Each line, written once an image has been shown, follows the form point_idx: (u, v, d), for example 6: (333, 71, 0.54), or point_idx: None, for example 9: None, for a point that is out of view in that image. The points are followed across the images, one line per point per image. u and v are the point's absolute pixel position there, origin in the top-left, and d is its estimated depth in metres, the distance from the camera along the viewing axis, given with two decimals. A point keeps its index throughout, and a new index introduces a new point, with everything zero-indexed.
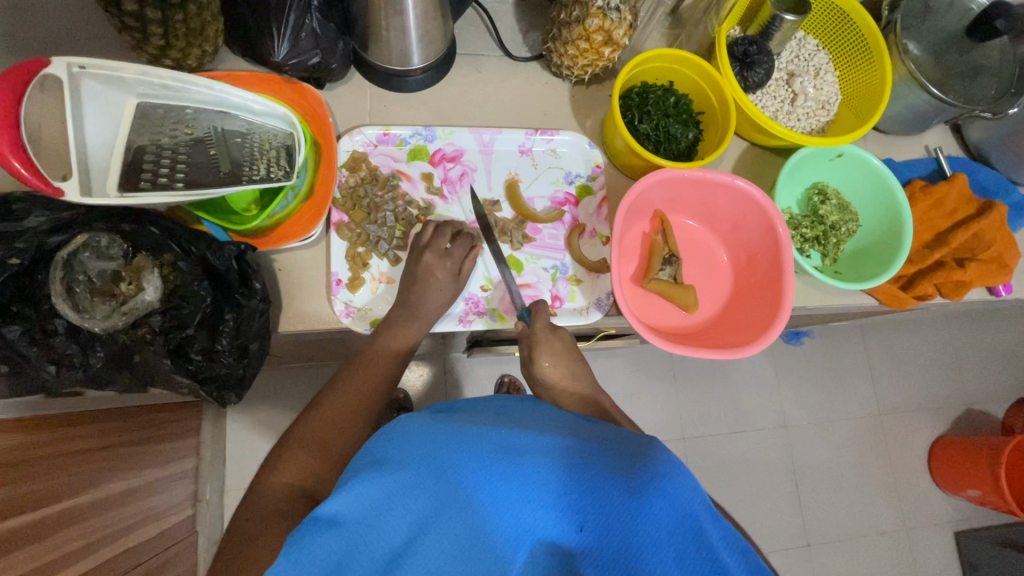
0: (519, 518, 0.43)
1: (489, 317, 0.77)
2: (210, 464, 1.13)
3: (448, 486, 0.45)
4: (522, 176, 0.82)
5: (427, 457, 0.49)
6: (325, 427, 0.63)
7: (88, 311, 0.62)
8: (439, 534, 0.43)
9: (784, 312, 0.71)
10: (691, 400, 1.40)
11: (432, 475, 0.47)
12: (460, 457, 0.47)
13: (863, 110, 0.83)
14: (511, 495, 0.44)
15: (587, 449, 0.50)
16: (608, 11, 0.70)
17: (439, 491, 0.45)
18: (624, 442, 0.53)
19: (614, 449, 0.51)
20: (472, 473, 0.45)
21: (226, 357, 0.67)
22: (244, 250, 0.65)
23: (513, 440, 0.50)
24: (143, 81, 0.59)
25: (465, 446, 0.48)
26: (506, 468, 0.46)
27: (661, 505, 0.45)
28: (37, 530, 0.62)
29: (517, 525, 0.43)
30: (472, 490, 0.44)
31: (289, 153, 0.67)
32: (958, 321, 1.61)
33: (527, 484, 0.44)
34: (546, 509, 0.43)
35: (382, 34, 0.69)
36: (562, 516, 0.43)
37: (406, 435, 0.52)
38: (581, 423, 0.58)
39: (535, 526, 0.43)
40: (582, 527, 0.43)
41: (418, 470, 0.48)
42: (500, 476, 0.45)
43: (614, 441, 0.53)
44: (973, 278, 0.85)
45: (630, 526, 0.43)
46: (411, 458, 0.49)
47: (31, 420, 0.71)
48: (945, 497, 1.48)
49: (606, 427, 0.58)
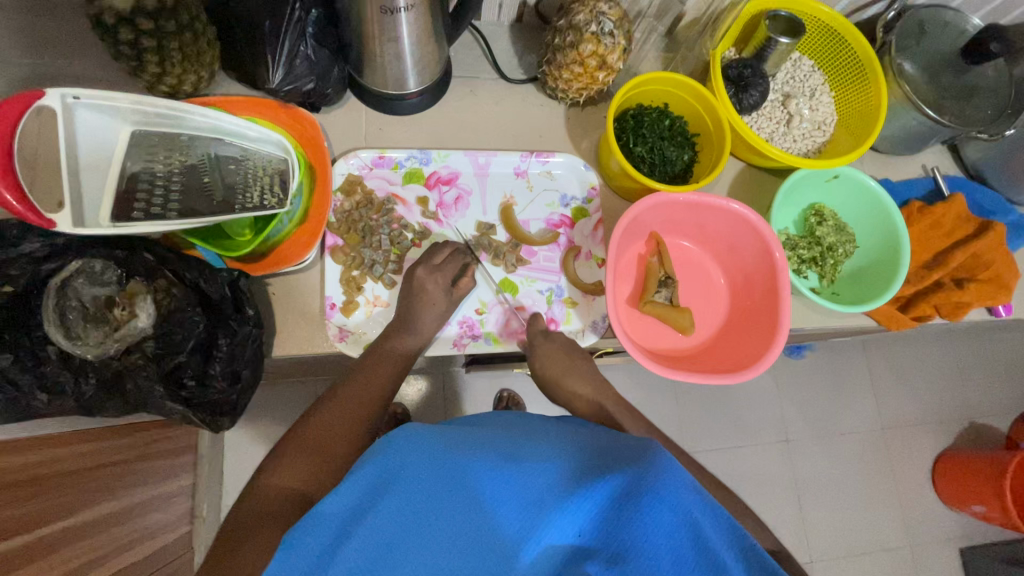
0: (525, 519, 0.44)
1: (484, 340, 0.77)
2: (207, 480, 1.12)
3: (453, 492, 0.45)
4: (518, 199, 0.82)
5: (436, 462, 0.48)
6: (327, 427, 0.60)
7: (81, 337, 0.62)
8: (442, 530, 0.43)
9: (781, 336, 0.70)
10: (692, 413, 1.40)
11: (435, 474, 0.47)
12: (464, 465, 0.47)
13: (859, 131, 0.83)
14: (514, 498, 0.45)
15: (589, 459, 0.50)
16: (601, 36, 0.71)
17: (439, 495, 0.45)
18: (624, 445, 0.54)
19: (617, 457, 0.51)
20: (479, 479, 0.46)
21: (218, 381, 0.66)
22: (237, 276, 0.67)
23: (519, 453, 0.50)
24: (137, 110, 0.58)
25: (466, 456, 0.48)
26: (511, 475, 0.47)
27: (664, 513, 0.45)
28: (32, 552, 0.61)
29: (523, 526, 0.44)
30: (476, 490, 0.45)
31: (283, 179, 0.67)
32: (960, 335, 1.60)
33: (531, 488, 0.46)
34: (547, 513, 0.44)
35: (377, 59, 0.69)
36: (567, 520, 0.44)
37: (405, 436, 0.51)
38: (582, 433, 0.58)
39: (543, 528, 0.44)
40: (582, 532, 0.45)
41: (416, 477, 0.47)
42: (505, 482, 0.46)
43: (616, 447, 0.53)
44: (972, 298, 0.85)
45: (628, 529, 0.44)
46: (410, 459, 0.48)
47: (53, 436, 0.73)
48: (950, 513, 1.46)
49: (614, 436, 0.57)
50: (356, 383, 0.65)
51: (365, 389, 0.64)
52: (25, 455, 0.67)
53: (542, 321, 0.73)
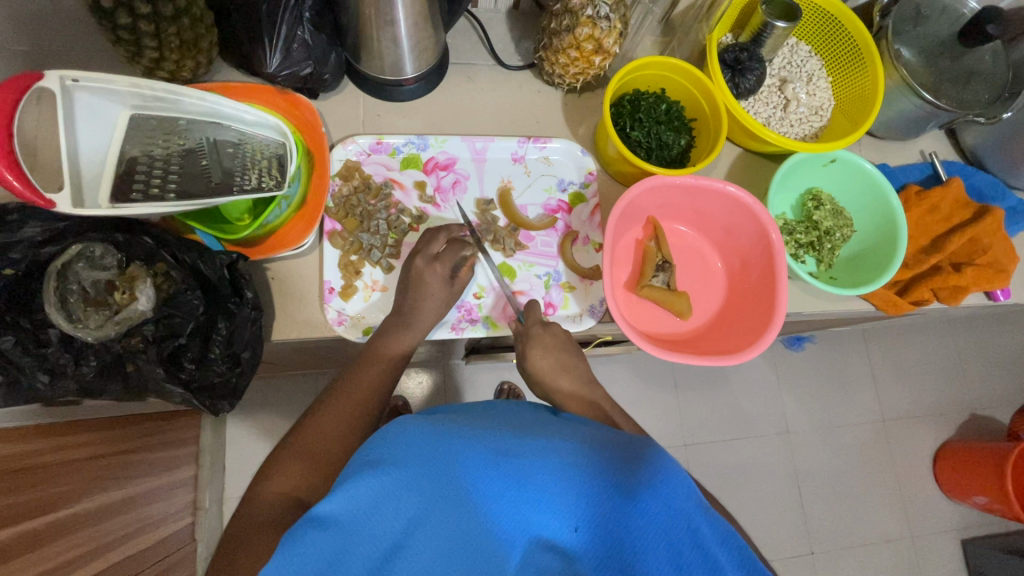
0: (518, 518, 0.44)
1: (482, 324, 0.78)
2: (209, 472, 1.12)
3: (449, 489, 0.45)
4: (515, 183, 0.83)
5: (432, 455, 0.48)
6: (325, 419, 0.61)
7: (81, 320, 0.63)
8: (438, 526, 0.44)
9: (778, 318, 0.71)
10: (692, 405, 1.40)
11: (427, 467, 0.47)
12: (460, 455, 0.47)
13: (856, 116, 0.83)
14: (507, 492, 0.45)
15: (584, 450, 0.51)
16: (597, 20, 0.71)
17: (436, 491, 0.45)
18: (618, 443, 0.54)
19: (613, 454, 0.51)
20: (473, 473, 0.46)
21: (219, 365, 0.67)
22: (236, 259, 0.65)
23: (514, 443, 0.50)
24: (136, 93, 0.59)
25: (463, 447, 0.48)
26: (506, 468, 0.46)
27: (659, 508, 0.46)
28: (36, 539, 0.62)
29: (519, 525, 0.44)
30: (471, 487, 0.45)
31: (281, 163, 0.67)
32: (960, 326, 1.59)
33: (524, 482, 0.45)
34: (542, 510, 0.44)
35: (375, 44, 0.70)
36: (561, 516, 0.45)
37: (401, 430, 0.51)
38: (577, 425, 0.59)
39: (536, 524, 0.44)
40: (577, 527, 0.45)
41: (413, 473, 0.47)
42: (501, 477, 0.46)
43: (610, 443, 0.54)
44: (970, 282, 0.85)
45: (624, 526, 0.45)
46: (407, 456, 0.48)
47: (58, 425, 0.75)
48: (951, 505, 1.46)
49: (607, 431, 0.57)
50: (355, 382, 0.66)
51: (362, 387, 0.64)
52: (25, 443, 0.68)
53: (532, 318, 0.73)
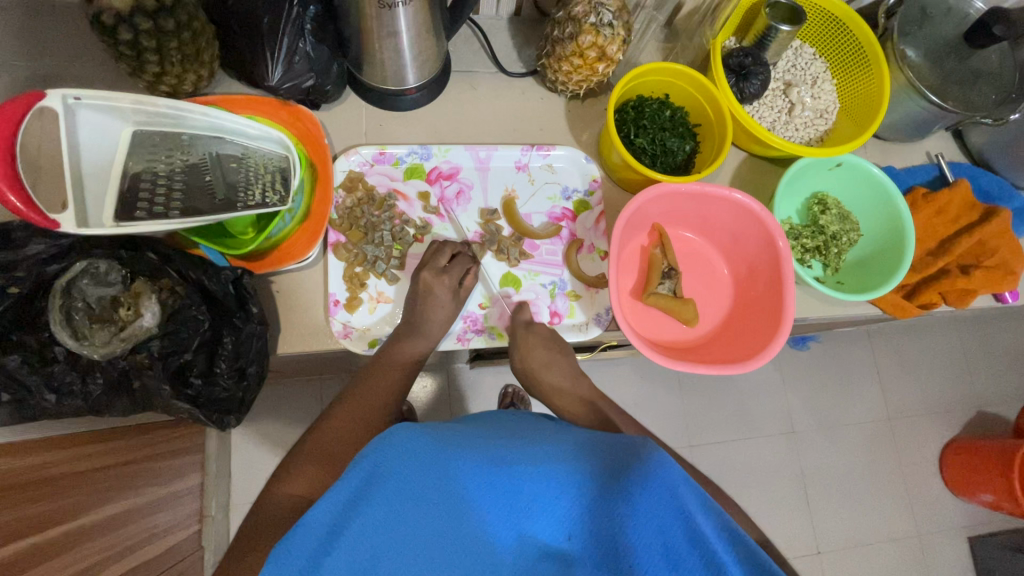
0: (513, 522, 0.44)
1: (488, 335, 0.77)
2: (215, 479, 1.12)
3: (449, 502, 0.45)
4: (519, 192, 0.82)
5: (432, 465, 0.47)
6: (331, 433, 0.61)
7: (87, 337, 0.63)
8: (435, 539, 0.43)
9: (785, 326, 0.70)
10: (697, 406, 1.39)
11: (428, 481, 0.46)
12: (462, 467, 0.46)
13: (862, 119, 0.83)
14: (507, 502, 0.45)
15: (583, 458, 0.50)
16: (600, 27, 0.70)
17: (435, 502, 0.45)
18: (617, 445, 0.52)
19: (611, 459, 0.49)
20: (471, 483, 0.45)
21: (225, 379, 0.66)
22: (241, 274, 0.65)
23: (515, 453, 0.49)
24: (139, 110, 0.58)
25: (464, 458, 0.48)
26: (503, 476, 0.46)
27: (655, 510, 0.43)
28: (45, 552, 0.62)
29: (511, 529, 0.44)
30: (469, 497, 0.45)
31: (285, 176, 0.67)
32: (965, 323, 1.59)
33: (522, 493, 0.45)
34: (536, 515, 0.45)
35: (377, 55, 0.69)
36: (555, 519, 0.45)
37: (397, 436, 0.49)
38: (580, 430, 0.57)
39: (529, 528, 0.44)
40: (570, 535, 0.45)
41: (409, 483, 0.46)
42: (499, 486, 0.45)
43: (609, 447, 0.52)
44: (978, 285, 0.84)
45: (618, 529, 0.43)
46: (403, 468, 0.47)
47: (67, 436, 0.75)
48: (958, 503, 1.46)
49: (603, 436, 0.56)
50: (359, 394, 0.65)
51: (367, 399, 0.64)
52: (35, 456, 0.68)
53: (532, 330, 0.74)
